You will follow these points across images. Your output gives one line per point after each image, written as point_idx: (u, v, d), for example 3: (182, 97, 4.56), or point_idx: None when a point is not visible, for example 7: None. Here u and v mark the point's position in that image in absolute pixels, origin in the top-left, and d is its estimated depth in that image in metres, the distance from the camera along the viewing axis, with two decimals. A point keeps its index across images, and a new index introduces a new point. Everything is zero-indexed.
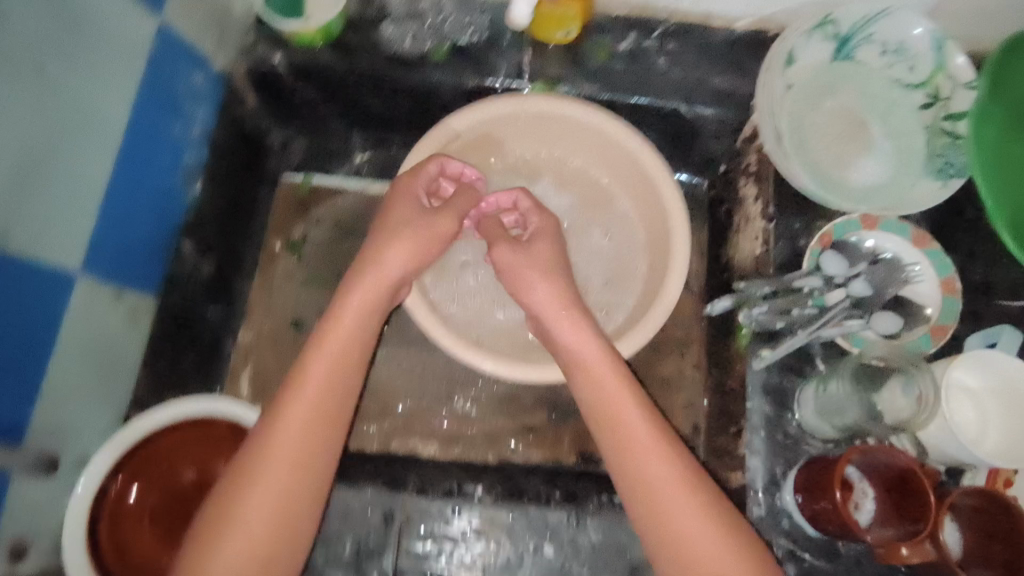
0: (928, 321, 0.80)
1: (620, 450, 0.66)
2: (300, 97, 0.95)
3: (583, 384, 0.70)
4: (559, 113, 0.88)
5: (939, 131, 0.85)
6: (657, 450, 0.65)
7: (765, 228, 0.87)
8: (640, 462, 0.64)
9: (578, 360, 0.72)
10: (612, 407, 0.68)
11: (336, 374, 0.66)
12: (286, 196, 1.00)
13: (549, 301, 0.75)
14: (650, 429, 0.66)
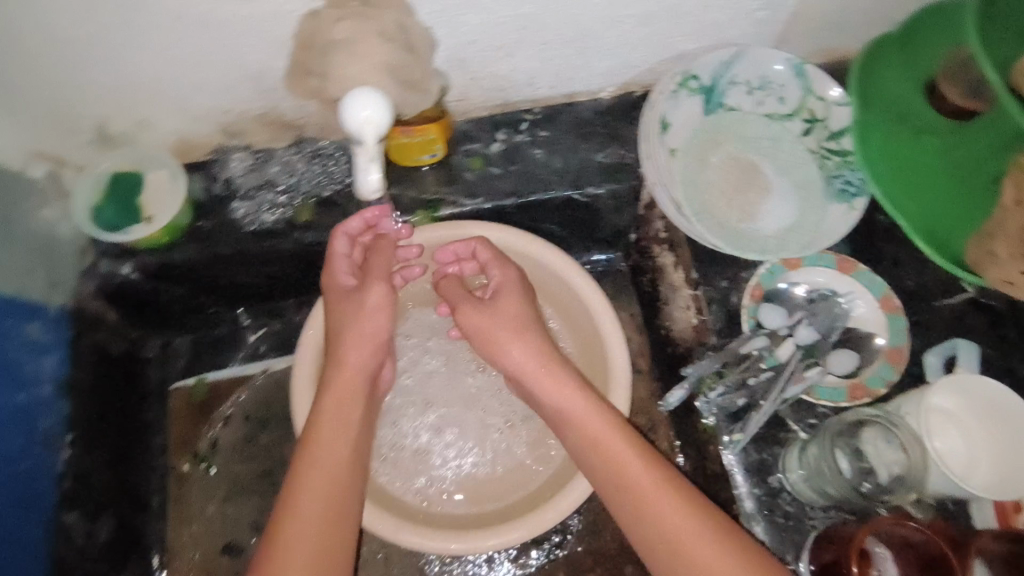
0: (882, 349, 0.77)
1: (633, 499, 0.62)
2: (164, 295, 0.85)
3: (577, 438, 0.67)
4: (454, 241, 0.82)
5: (827, 153, 0.84)
6: (659, 498, 0.60)
7: (694, 295, 0.83)
8: (653, 514, 0.60)
9: (573, 415, 0.69)
10: (604, 446, 0.65)
11: (324, 496, 0.62)
12: (183, 405, 0.88)
13: (528, 364, 0.71)
14: (637, 455, 0.64)
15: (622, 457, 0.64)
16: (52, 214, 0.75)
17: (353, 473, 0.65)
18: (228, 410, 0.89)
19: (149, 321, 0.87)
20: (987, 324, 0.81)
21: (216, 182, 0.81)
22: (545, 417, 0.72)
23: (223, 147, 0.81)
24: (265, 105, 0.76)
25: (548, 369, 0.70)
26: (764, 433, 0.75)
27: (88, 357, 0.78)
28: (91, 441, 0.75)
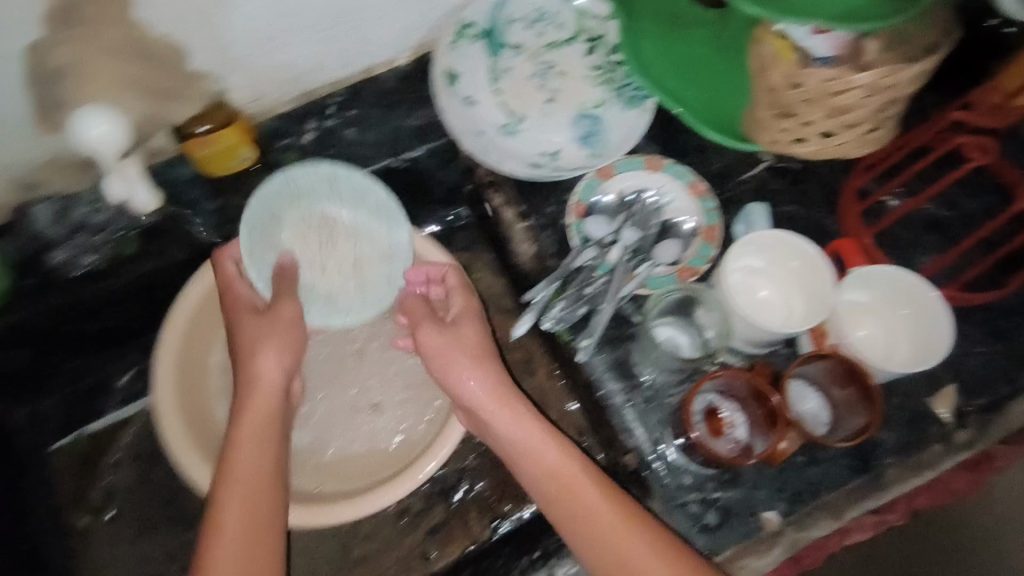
0: (698, 231, 0.84)
1: (606, 518, 0.64)
2: (13, 363, 0.83)
3: (532, 481, 0.69)
4: (287, 224, 0.80)
5: (613, 65, 0.89)
6: (634, 523, 0.63)
7: (526, 227, 0.88)
8: (613, 538, 0.62)
9: (520, 446, 0.70)
10: (546, 465, 0.68)
11: (246, 518, 0.62)
12: (69, 461, 0.89)
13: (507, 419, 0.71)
14: (590, 476, 0.67)
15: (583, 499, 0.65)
16: None
17: (274, 476, 0.66)
18: (116, 455, 0.90)
19: (8, 394, 0.85)
20: (789, 184, 0.88)
21: (28, 241, 0.79)
22: (498, 449, 0.73)
23: (23, 203, 0.79)
24: (46, 152, 0.74)
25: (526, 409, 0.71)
26: (609, 332, 0.81)
27: None
28: None
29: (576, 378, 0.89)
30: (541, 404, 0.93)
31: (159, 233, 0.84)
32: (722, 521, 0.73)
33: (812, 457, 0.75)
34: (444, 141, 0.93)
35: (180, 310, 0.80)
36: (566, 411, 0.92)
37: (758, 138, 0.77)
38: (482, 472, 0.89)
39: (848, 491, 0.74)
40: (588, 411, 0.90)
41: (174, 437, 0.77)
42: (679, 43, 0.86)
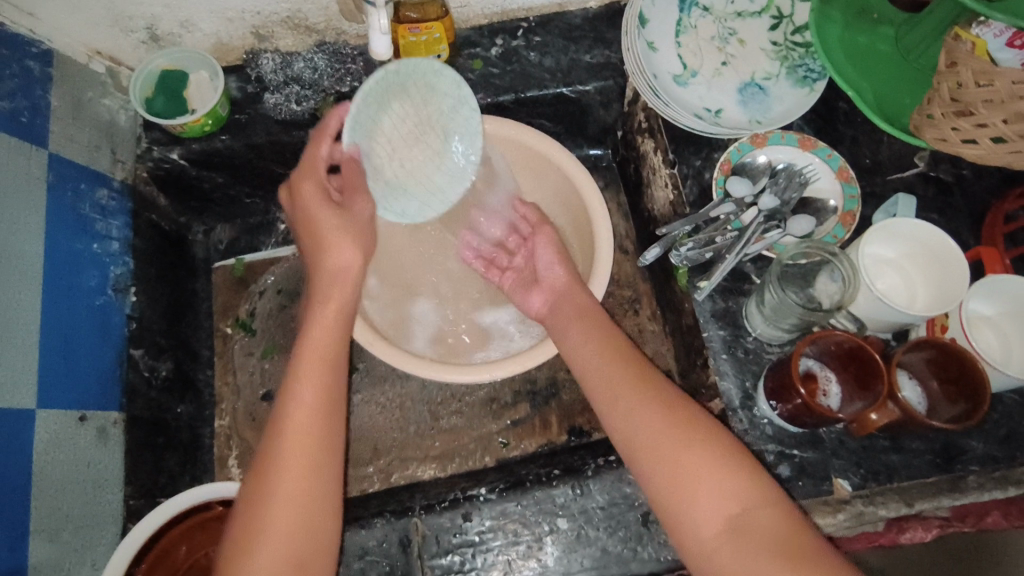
0: (835, 212, 0.86)
1: (653, 438, 0.64)
2: (208, 183, 0.98)
3: (610, 383, 0.70)
4: (489, 127, 0.90)
5: (792, 45, 0.93)
6: (680, 436, 0.63)
7: (671, 173, 0.93)
8: (664, 447, 0.63)
9: (584, 352, 0.74)
10: (590, 368, 0.72)
11: (310, 414, 0.64)
12: (224, 280, 1.03)
13: (581, 343, 0.75)
14: (640, 392, 0.67)
15: (641, 411, 0.66)
16: (112, 104, 0.89)
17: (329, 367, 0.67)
18: (264, 284, 1.03)
19: (194, 208, 1.01)
20: (935, 193, 0.89)
21: (250, 82, 0.94)
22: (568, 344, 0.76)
23: (255, 49, 0.94)
24: (290, 9, 0.89)
25: (601, 349, 0.73)
26: (728, 284, 0.86)
27: (144, 230, 0.91)
28: (150, 296, 0.88)
29: (678, 324, 0.94)
30: (639, 343, 1.00)
31: (350, 102, 0.95)
32: (796, 476, 0.77)
33: (898, 442, 0.77)
34: (614, 82, 0.98)
35: None
36: (660, 354, 0.99)
37: (925, 135, 0.79)
38: (572, 384, 0.95)
39: (929, 483, 0.76)
40: (682, 358, 0.95)
41: None
42: (864, 36, 0.88)
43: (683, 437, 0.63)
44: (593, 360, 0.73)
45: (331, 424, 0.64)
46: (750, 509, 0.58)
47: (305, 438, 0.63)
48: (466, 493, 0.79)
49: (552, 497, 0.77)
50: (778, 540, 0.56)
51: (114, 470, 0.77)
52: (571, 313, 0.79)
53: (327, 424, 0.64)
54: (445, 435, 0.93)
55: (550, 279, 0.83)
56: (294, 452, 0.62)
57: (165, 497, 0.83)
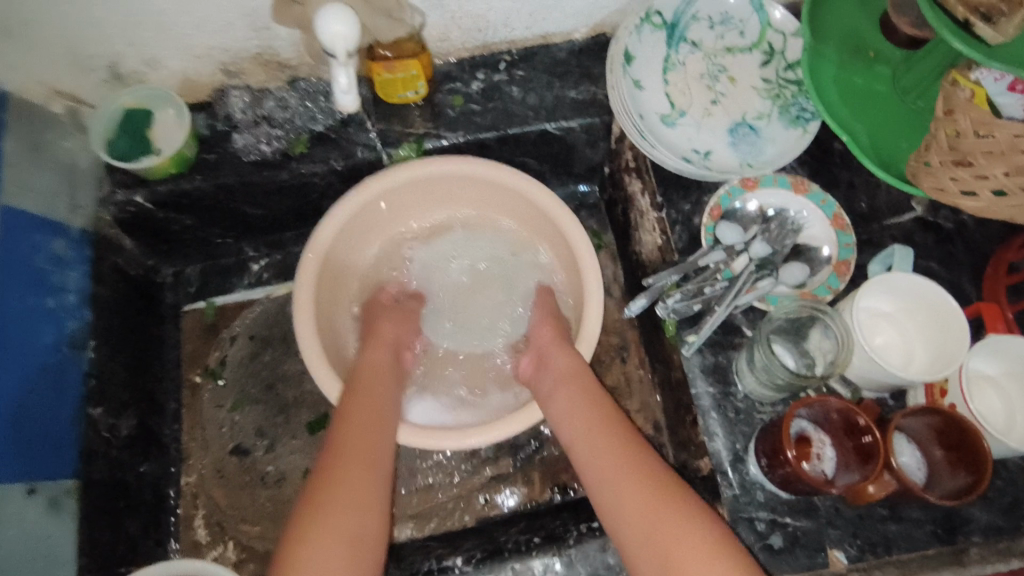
0: (829, 261, 0.82)
1: (636, 507, 0.62)
2: (176, 225, 0.94)
3: (599, 458, 0.67)
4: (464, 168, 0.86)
5: (785, 82, 0.88)
6: (662, 505, 0.60)
7: (658, 217, 0.88)
8: (652, 532, 0.59)
9: (566, 415, 0.72)
10: (575, 434, 0.71)
11: (370, 453, 0.68)
12: (194, 325, 0.99)
13: (570, 411, 0.72)
14: (621, 459, 0.66)
15: (628, 492, 0.63)
16: (72, 146, 0.84)
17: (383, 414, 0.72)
18: (236, 329, 0.99)
19: (163, 251, 0.97)
20: (934, 241, 0.85)
21: (220, 120, 0.90)
22: (548, 411, 0.76)
23: (224, 85, 0.90)
24: (259, 46, 0.84)
25: (587, 413, 0.71)
26: (717, 337, 0.81)
27: (107, 277, 0.87)
28: (111, 348, 0.84)
29: (667, 376, 0.89)
30: (626, 392, 0.96)
31: (324, 141, 0.91)
32: (788, 547, 0.72)
33: (896, 511, 0.73)
34: (600, 119, 0.94)
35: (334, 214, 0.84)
36: (648, 404, 0.95)
37: (922, 184, 0.75)
38: (556, 438, 0.90)
39: (928, 556, 0.72)
40: (671, 410, 0.91)
41: (306, 337, 0.79)
42: (858, 76, 0.85)
43: (671, 518, 0.59)
44: (583, 433, 0.70)
45: (371, 497, 0.65)
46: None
47: (361, 476, 0.66)
48: (440, 564, 0.75)
49: (531, 569, 0.73)
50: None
51: (67, 541, 0.73)
52: (560, 377, 0.76)
53: (378, 462, 0.68)
54: (423, 493, 0.89)
55: (544, 341, 0.80)
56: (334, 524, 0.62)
57: (126, 564, 0.78)
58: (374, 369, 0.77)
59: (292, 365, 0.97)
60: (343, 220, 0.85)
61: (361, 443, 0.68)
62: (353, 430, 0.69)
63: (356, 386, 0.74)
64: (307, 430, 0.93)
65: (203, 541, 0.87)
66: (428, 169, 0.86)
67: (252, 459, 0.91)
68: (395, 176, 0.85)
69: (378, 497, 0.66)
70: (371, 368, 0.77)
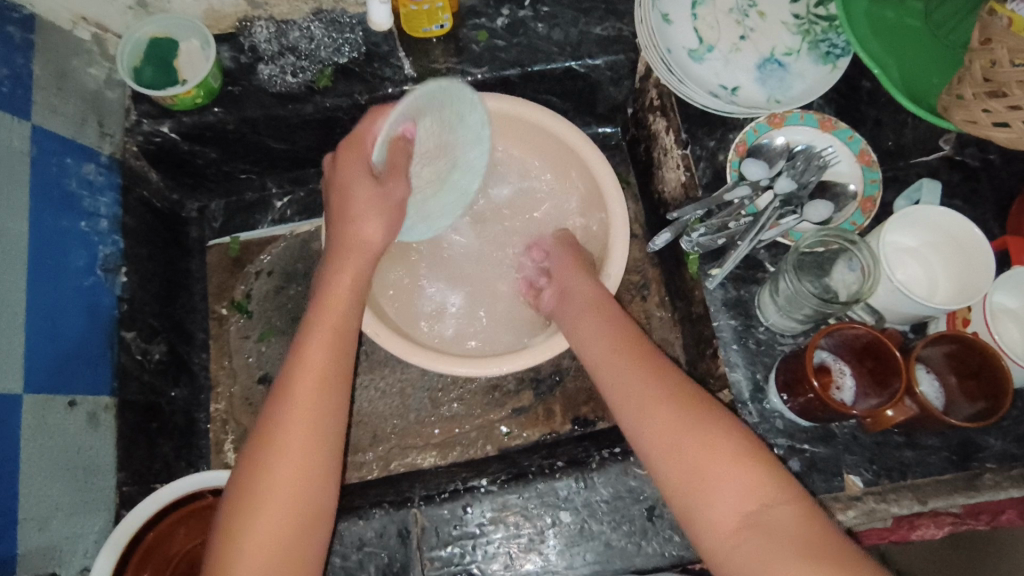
0: (854, 198, 0.82)
1: (660, 419, 0.61)
2: (200, 160, 0.94)
3: (627, 382, 0.66)
4: (536, 117, 0.85)
5: (815, 18, 0.87)
6: (694, 416, 0.60)
7: (682, 154, 0.89)
8: (681, 438, 0.59)
9: (592, 337, 0.72)
10: (605, 348, 0.70)
11: (313, 422, 0.60)
12: (218, 259, 1.00)
13: (593, 334, 0.72)
14: (646, 372, 0.65)
15: (661, 403, 0.62)
16: (97, 74, 0.84)
17: (339, 359, 0.63)
18: (260, 264, 1.00)
19: (188, 185, 0.97)
20: (960, 179, 0.85)
21: (244, 52, 0.90)
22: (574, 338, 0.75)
23: (249, 16, 0.89)
24: None
25: (620, 330, 0.71)
26: (741, 271, 0.82)
27: (135, 208, 0.88)
28: (141, 276, 0.85)
29: (688, 312, 0.91)
30: (645, 330, 0.97)
31: (349, 73, 0.90)
32: (807, 471, 0.74)
33: (913, 438, 0.74)
34: (625, 56, 0.93)
35: None
36: (667, 343, 0.96)
37: (953, 118, 0.75)
38: (577, 371, 0.92)
39: (944, 481, 0.74)
40: (690, 346, 0.92)
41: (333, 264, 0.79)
42: (890, 11, 0.84)
43: (697, 426, 0.59)
44: (604, 354, 0.70)
45: (315, 468, 0.59)
46: (768, 504, 0.54)
47: (302, 442, 0.59)
48: (466, 485, 0.77)
49: (555, 489, 0.75)
50: (802, 537, 0.52)
51: (106, 457, 0.75)
52: (581, 308, 0.76)
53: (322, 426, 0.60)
54: (447, 423, 0.91)
55: (561, 274, 0.82)
56: (275, 504, 0.57)
57: (160, 483, 0.81)
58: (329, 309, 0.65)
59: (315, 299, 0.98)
60: None
61: (295, 418, 0.59)
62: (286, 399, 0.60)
63: (304, 330, 0.64)
64: None
65: (233, 466, 0.89)
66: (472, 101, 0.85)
67: None
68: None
69: (330, 463, 0.60)
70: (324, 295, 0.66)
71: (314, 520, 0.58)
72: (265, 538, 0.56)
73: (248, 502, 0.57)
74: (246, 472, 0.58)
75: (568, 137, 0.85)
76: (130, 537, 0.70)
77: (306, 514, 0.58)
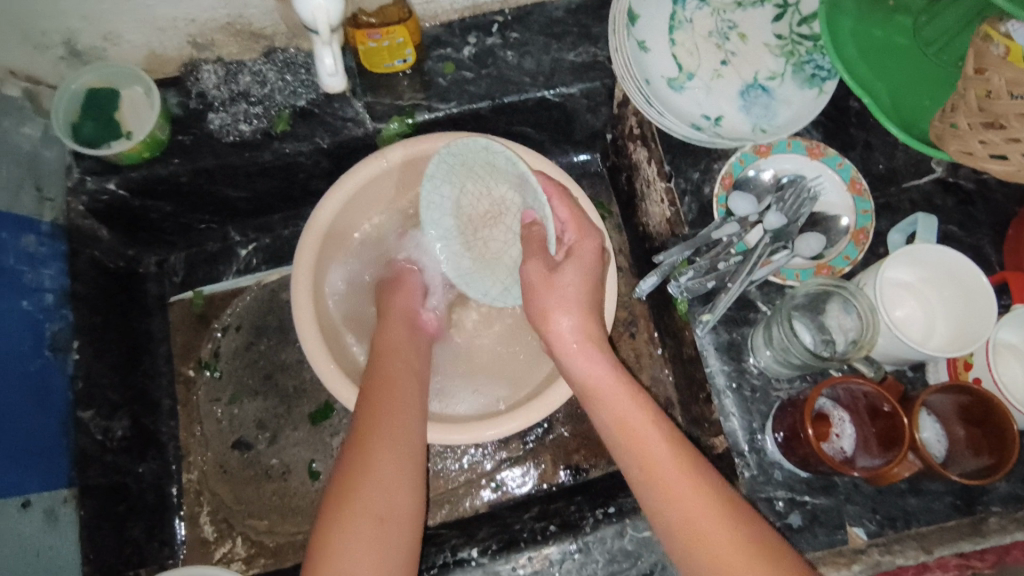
0: (847, 231, 0.78)
1: (697, 522, 0.56)
2: (154, 215, 0.88)
3: (663, 495, 0.58)
4: (517, 159, 0.81)
5: (799, 38, 0.83)
6: (732, 524, 0.55)
7: (666, 188, 0.84)
8: (717, 549, 0.54)
9: (606, 405, 0.64)
10: (622, 421, 0.62)
11: (401, 434, 0.65)
12: (182, 316, 0.94)
13: (614, 404, 0.63)
14: (675, 457, 0.59)
15: (696, 504, 0.57)
16: (32, 133, 0.78)
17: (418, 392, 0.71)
18: (228, 318, 0.94)
19: (143, 239, 0.91)
20: (954, 204, 0.82)
21: (192, 97, 0.83)
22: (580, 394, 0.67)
23: (195, 59, 0.83)
24: (231, 13, 0.77)
25: (640, 403, 0.63)
26: (733, 314, 0.78)
27: (85, 273, 0.82)
28: (96, 347, 0.80)
29: (678, 352, 0.87)
30: (635, 368, 0.94)
31: (308, 115, 0.84)
32: (808, 525, 0.72)
33: (916, 485, 0.72)
34: (601, 83, 0.88)
35: (343, 184, 0.80)
36: (658, 381, 0.93)
37: (947, 147, 0.70)
38: (566, 419, 0.88)
39: (948, 528, 0.71)
40: (682, 387, 0.89)
41: (304, 320, 0.76)
42: (876, 30, 0.80)
43: (733, 541, 0.54)
44: (624, 431, 0.62)
45: (405, 469, 0.63)
46: None
47: (392, 448, 0.64)
48: (456, 557, 0.73)
49: (548, 558, 0.72)
50: None
51: (68, 552, 0.71)
52: (591, 368, 0.66)
53: (410, 435, 0.66)
54: (433, 481, 0.87)
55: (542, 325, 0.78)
56: (375, 496, 0.60)
57: (131, 569, 0.77)
58: (391, 355, 0.74)
59: (287, 355, 0.93)
60: (346, 199, 0.81)
61: (390, 423, 0.66)
62: (376, 408, 0.67)
63: (375, 363, 0.73)
64: (309, 420, 0.90)
65: (210, 539, 0.85)
66: (451, 143, 0.81)
67: (255, 453, 0.89)
68: (399, 154, 0.80)
69: (413, 474, 0.64)
70: (386, 341, 0.76)
71: (394, 522, 0.60)
72: (359, 529, 0.58)
73: (346, 498, 0.60)
74: (342, 468, 0.63)
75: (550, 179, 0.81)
76: None
77: (382, 515, 0.60)
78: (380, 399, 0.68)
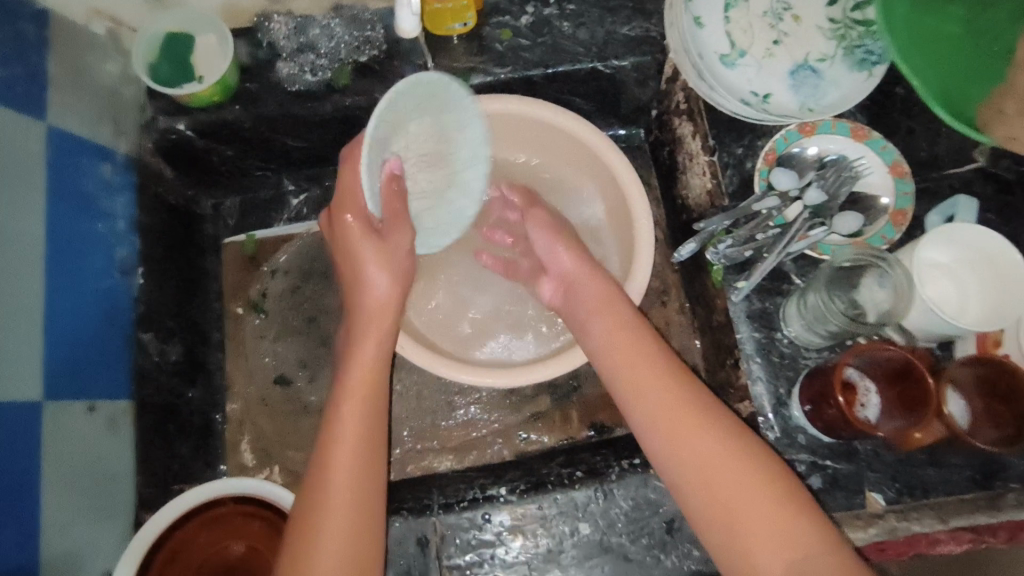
0: (886, 210, 0.80)
1: (678, 430, 0.63)
2: (216, 158, 0.93)
3: (647, 415, 0.65)
4: (564, 123, 0.84)
5: (852, 23, 0.85)
6: (707, 431, 0.62)
7: (709, 161, 0.87)
8: (693, 453, 0.61)
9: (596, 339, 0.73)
10: (610, 356, 0.70)
11: (359, 448, 0.62)
12: (234, 257, 0.98)
13: (610, 342, 0.71)
14: (661, 377, 0.66)
15: (678, 416, 0.63)
16: (114, 70, 0.83)
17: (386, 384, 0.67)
18: (277, 262, 0.99)
19: (203, 181, 0.96)
20: (993, 192, 0.83)
21: (262, 48, 0.88)
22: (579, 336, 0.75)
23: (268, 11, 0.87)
24: None
25: (632, 331, 0.71)
26: (767, 283, 0.81)
27: (151, 206, 0.86)
28: (158, 277, 0.85)
29: (709, 320, 0.90)
30: (665, 336, 0.97)
31: (369, 71, 0.88)
32: (828, 488, 0.74)
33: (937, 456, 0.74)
34: (653, 57, 0.91)
35: None
36: (687, 350, 0.96)
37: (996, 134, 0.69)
38: (596, 378, 0.91)
39: (965, 500, 0.74)
40: (711, 355, 0.91)
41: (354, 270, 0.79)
42: (931, 15, 0.79)
43: (701, 445, 0.61)
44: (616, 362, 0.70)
45: (367, 483, 0.61)
46: (788, 528, 0.56)
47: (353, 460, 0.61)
48: (485, 494, 0.77)
49: (574, 500, 0.75)
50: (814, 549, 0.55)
51: (125, 459, 0.76)
52: (591, 305, 0.75)
53: (372, 445, 0.63)
54: (463, 428, 0.91)
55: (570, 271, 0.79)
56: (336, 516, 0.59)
57: (178, 485, 0.81)
58: (372, 335, 0.69)
59: (331, 301, 0.97)
60: None
61: (355, 435, 0.63)
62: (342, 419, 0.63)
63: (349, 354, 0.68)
64: None
65: (250, 466, 0.90)
66: (493, 105, 0.83)
67: (297, 389, 0.93)
68: None
69: (376, 491, 0.62)
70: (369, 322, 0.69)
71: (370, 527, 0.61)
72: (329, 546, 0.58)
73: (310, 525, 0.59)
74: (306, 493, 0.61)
75: (595, 143, 0.83)
76: (154, 540, 0.70)
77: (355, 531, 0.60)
78: (350, 407, 0.64)
